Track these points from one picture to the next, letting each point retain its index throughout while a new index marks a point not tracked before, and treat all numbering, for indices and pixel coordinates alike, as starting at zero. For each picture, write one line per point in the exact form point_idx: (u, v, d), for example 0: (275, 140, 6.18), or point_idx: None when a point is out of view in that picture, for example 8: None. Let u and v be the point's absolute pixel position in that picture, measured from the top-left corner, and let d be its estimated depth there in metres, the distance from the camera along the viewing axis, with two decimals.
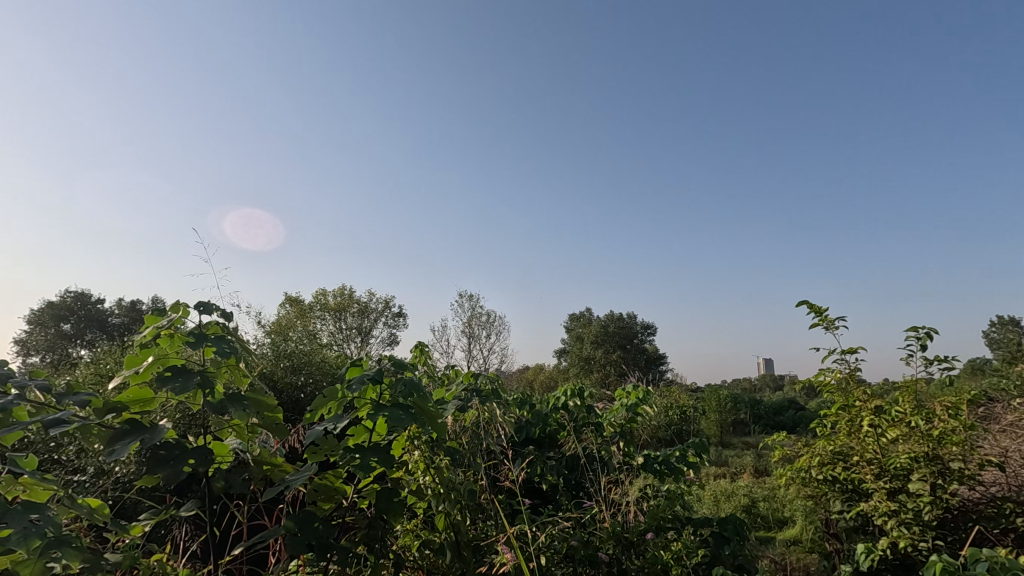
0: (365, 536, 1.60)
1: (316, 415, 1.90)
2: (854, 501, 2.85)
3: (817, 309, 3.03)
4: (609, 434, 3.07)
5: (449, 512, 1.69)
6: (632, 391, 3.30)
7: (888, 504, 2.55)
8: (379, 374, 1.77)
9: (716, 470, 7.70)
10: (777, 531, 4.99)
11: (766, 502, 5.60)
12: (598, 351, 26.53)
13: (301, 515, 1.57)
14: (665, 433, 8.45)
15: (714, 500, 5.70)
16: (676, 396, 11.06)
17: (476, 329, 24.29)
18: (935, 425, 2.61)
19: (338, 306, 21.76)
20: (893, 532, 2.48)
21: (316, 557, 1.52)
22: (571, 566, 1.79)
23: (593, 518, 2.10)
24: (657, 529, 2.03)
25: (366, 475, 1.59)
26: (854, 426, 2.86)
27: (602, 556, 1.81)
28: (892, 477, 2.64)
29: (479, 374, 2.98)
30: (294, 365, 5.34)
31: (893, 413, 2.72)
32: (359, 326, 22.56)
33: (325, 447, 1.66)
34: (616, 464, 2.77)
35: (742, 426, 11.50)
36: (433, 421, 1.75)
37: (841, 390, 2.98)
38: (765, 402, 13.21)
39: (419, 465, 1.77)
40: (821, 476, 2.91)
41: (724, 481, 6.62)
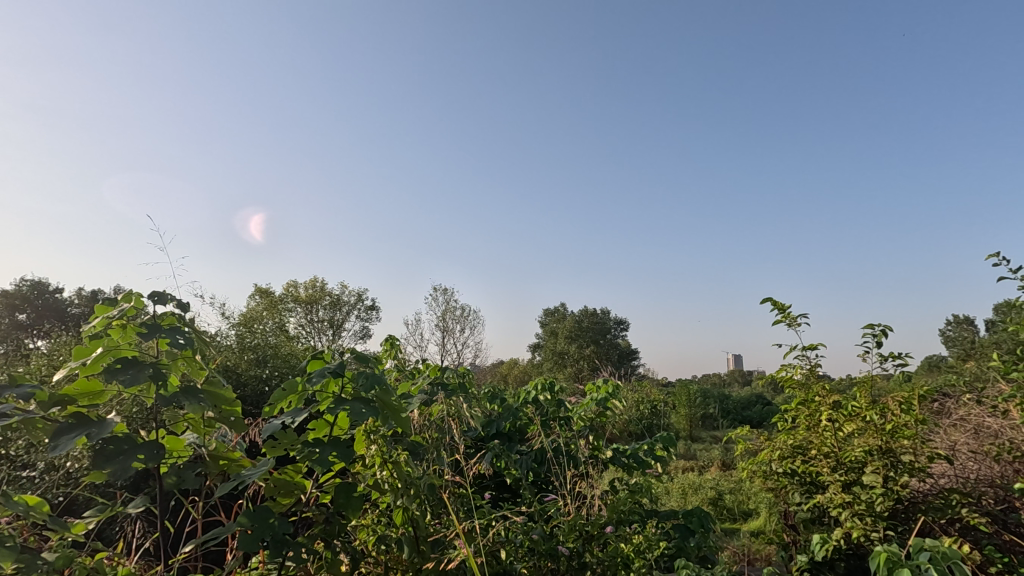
0: (323, 531, 1.58)
1: (275, 408, 1.86)
2: (812, 493, 2.93)
3: (780, 305, 3.09)
4: (578, 428, 3.10)
5: (408, 507, 1.67)
6: (602, 385, 3.32)
7: (843, 496, 2.61)
8: (341, 367, 1.74)
9: (684, 464, 7.83)
10: (742, 523, 5.12)
11: (732, 495, 5.72)
12: (571, 346, 26.70)
13: (257, 511, 1.53)
14: (637, 426, 8.56)
15: (682, 493, 5.81)
16: (647, 391, 11.22)
17: (450, 323, 24.20)
18: (889, 419, 2.71)
19: (309, 298, 21.39)
20: (847, 522, 2.54)
21: (271, 554, 1.48)
22: (532, 561, 1.79)
23: (556, 513, 2.11)
24: (618, 523, 2.05)
25: (325, 470, 1.56)
26: (813, 421, 2.94)
27: (563, 549, 1.81)
28: (847, 469, 2.72)
29: (447, 368, 2.97)
30: (260, 358, 5.21)
31: (850, 407, 2.83)
32: (330, 318, 22.23)
33: (284, 440, 1.63)
34: (584, 459, 2.79)
35: (711, 420, 11.72)
36: (396, 415, 1.73)
37: (802, 385, 3.07)
38: (733, 397, 13.50)
39: (377, 459, 1.74)
40: (782, 469, 2.98)
41: (691, 475, 6.73)
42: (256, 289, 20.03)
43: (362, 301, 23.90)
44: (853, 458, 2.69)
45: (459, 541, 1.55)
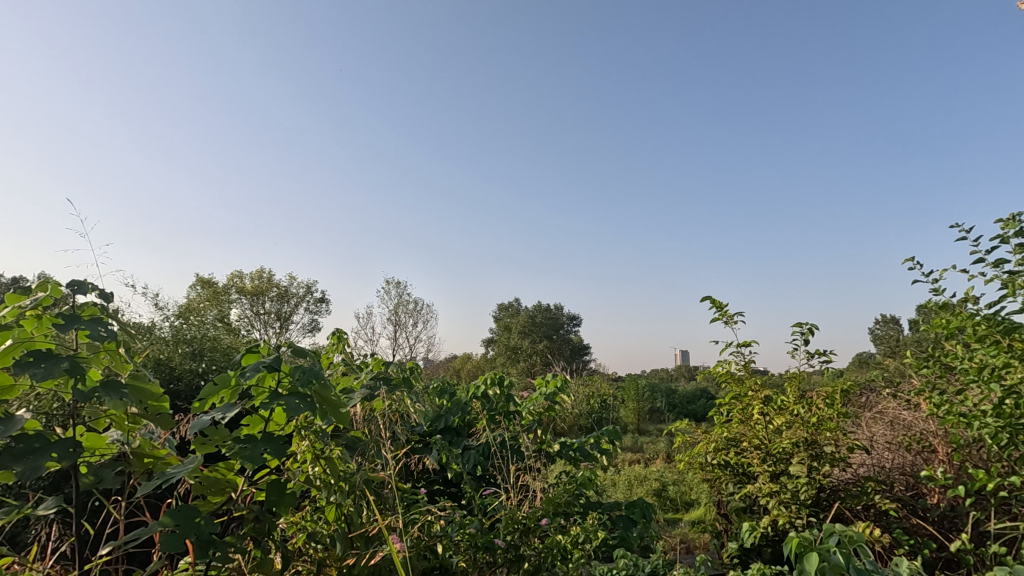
0: (252, 530, 1.54)
1: (205, 403, 1.79)
2: (743, 483, 3.06)
3: (719, 303, 3.21)
4: (528, 423, 3.16)
5: (341, 504, 1.65)
6: (550, 380, 3.35)
7: (771, 485, 2.75)
8: (277, 361, 1.69)
9: (631, 457, 8.04)
10: (683, 513, 5.32)
11: (675, 486, 5.91)
12: (525, 341, 26.82)
13: (181, 510, 1.47)
14: (587, 420, 8.73)
15: (628, 484, 5.97)
16: (597, 386, 11.46)
17: (403, 317, 23.90)
18: (814, 413, 2.87)
19: (254, 289, 20.63)
20: (774, 510, 2.68)
21: (195, 553, 1.43)
22: (467, 556, 1.80)
23: (497, 507, 2.13)
24: (554, 516, 2.08)
25: (257, 467, 1.51)
26: (746, 414, 3.08)
27: (498, 542, 1.83)
28: (776, 461, 2.86)
29: (393, 363, 2.93)
30: (195, 351, 4.98)
31: (780, 401, 2.98)
32: (277, 310, 21.52)
33: (215, 437, 1.57)
34: (528, 453, 2.81)
35: (658, 414, 12.08)
36: (334, 411, 1.70)
37: (736, 380, 3.20)
38: (680, 392, 13.96)
39: (307, 455, 1.67)
40: (716, 460, 3.10)
41: (638, 467, 6.92)
42: (196, 280, 19.11)
43: (311, 293, 23.24)
44: (781, 449, 2.83)
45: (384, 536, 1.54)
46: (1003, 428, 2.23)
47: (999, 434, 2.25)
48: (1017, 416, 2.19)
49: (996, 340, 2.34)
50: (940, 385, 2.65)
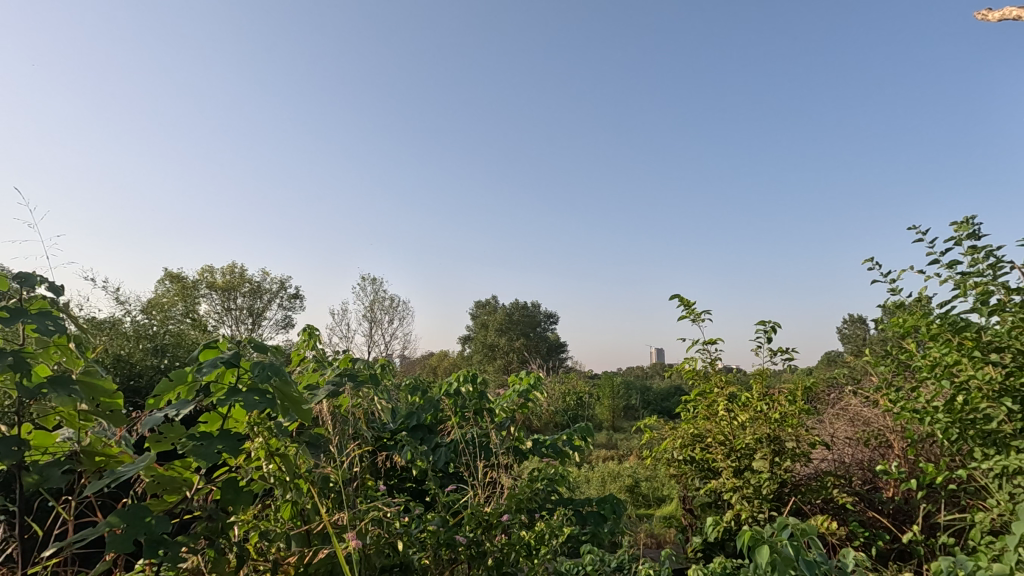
0: (206, 529, 1.52)
1: (160, 400, 1.74)
2: (709, 478, 3.12)
3: (686, 301, 3.26)
4: (501, 419, 3.15)
5: (297, 502, 1.67)
6: (523, 377, 3.36)
7: (734, 481, 2.81)
8: (236, 356, 1.65)
9: (605, 453, 8.10)
10: (655, 508, 5.38)
11: (647, 482, 5.98)
12: (501, 338, 26.79)
13: (130, 509, 1.42)
14: (563, 417, 8.77)
15: (601, 481, 6.02)
16: (572, 384, 11.53)
17: (379, 314, 23.67)
18: (777, 409, 2.93)
19: (225, 284, 20.18)
20: (737, 505, 2.73)
21: (144, 554, 1.38)
22: (426, 552, 1.80)
23: (462, 504, 2.12)
24: (518, 512, 2.08)
25: (211, 464, 1.47)
26: (711, 411, 3.12)
27: (460, 539, 1.82)
28: (739, 456, 2.92)
29: (360, 360, 2.89)
30: (158, 347, 4.85)
31: (744, 398, 3.03)
32: (249, 306, 21.10)
33: (170, 434, 1.52)
34: (496, 450, 2.80)
35: (632, 411, 12.20)
36: (296, 407, 1.66)
37: (702, 376, 3.25)
38: (654, 389, 14.13)
39: (262, 452, 1.59)
40: (683, 456, 3.14)
41: (611, 464, 6.98)
42: (164, 275, 18.62)
43: (284, 289, 22.85)
44: (744, 444, 2.89)
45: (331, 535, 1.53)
46: (952, 424, 2.31)
47: (948, 429, 2.33)
48: (966, 412, 2.28)
49: (947, 339, 2.42)
50: (897, 383, 2.72)
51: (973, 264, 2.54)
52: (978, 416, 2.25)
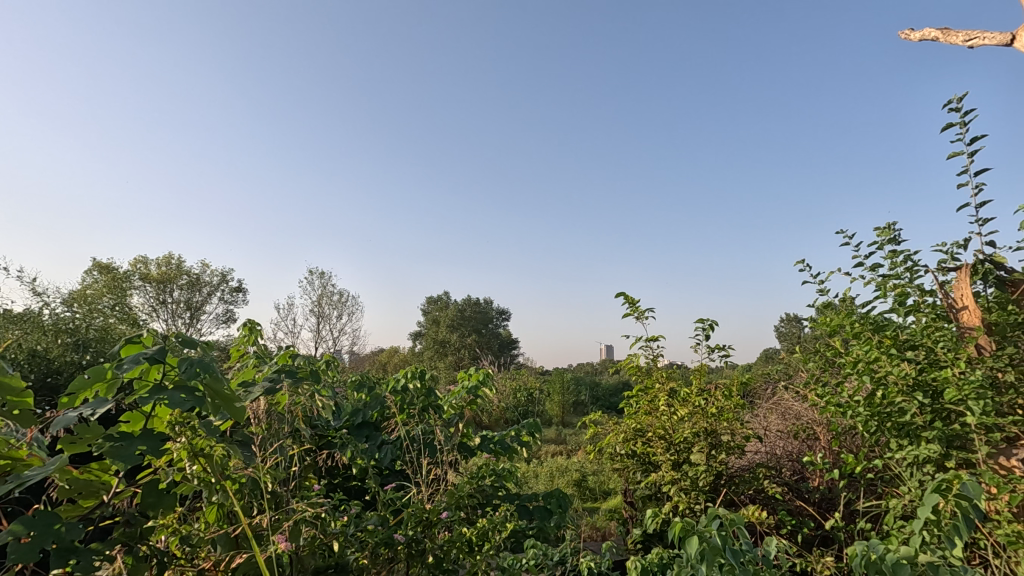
0: (123, 535, 1.43)
1: (75, 399, 1.62)
2: (649, 471, 3.20)
3: (631, 299, 3.33)
4: (449, 416, 3.13)
5: (223, 503, 1.57)
6: (473, 373, 3.34)
7: (672, 474, 2.90)
8: (161, 352, 1.57)
9: (553, 448, 8.19)
10: (601, 502, 5.49)
11: (594, 476, 6.09)
12: (454, 334, 26.62)
13: (38, 515, 1.30)
14: (512, 413, 8.81)
15: (550, 476, 6.09)
16: (523, 381, 11.62)
17: (327, 309, 23.05)
18: (714, 404, 3.04)
19: (160, 276, 19.12)
20: (675, 497, 2.83)
21: (53, 563, 1.28)
22: (363, 552, 1.76)
23: (404, 501, 2.09)
24: (459, 509, 2.07)
25: (131, 466, 1.39)
26: (652, 406, 3.21)
27: (399, 538, 1.79)
28: (677, 450, 3.01)
29: (299, 355, 2.79)
30: (79, 343, 4.54)
31: (683, 394, 3.13)
32: (187, 299, 20.08)
33: (86, 434, 1.42)
34: (442, 447, 2.78)
35: (582, 406, 12.40)
36: (228, 406, 1.58)
37: (644, 372, 3.34)
38: (604, 385, 14.43)
39: (183, 453, 1.52)
40: (625, 450, 3.21)
41: (560, 459, 7.08)
42: (91, 265, 17.45)
43: (226, 281, 21.87)
44: (682, 438, 2.98)
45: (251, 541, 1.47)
46: (871, 417, 2.46)
47: (867, 421, 2.48)
48: (883, 405, 2.43)
49: (868, 337, 2.58)
50: (823, 378, 2.88)
51: (892, 267, 2.72)
52: (894, 409, 2.40)
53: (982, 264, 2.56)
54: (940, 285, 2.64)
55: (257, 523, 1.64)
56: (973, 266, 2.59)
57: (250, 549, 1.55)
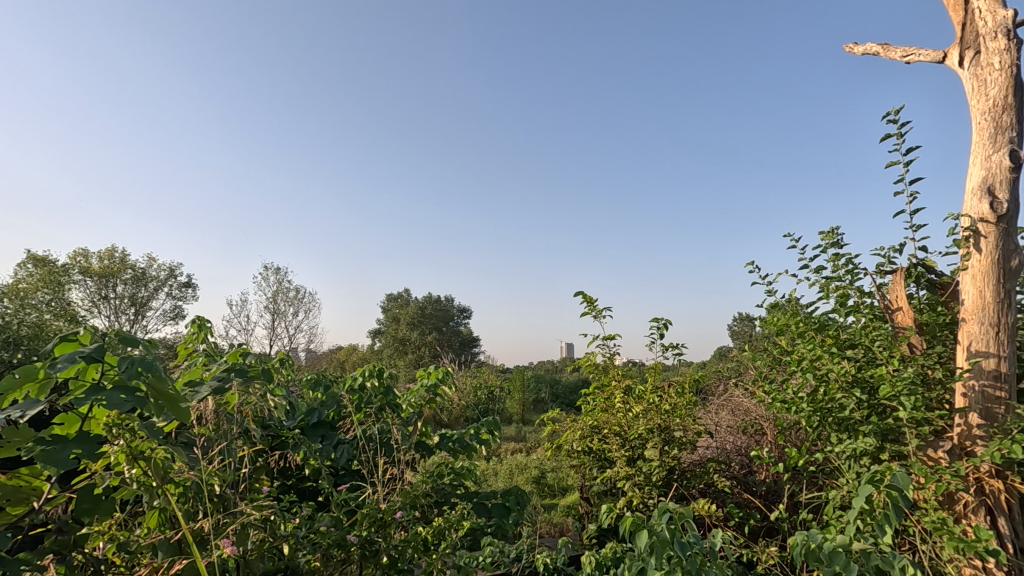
0: (54, 544, 1.40)
1: (2, 400, 1.52)
2: (605, 467, 3.26)
3: (588, 298, 3.38)
4: (407, 415, 3.09)
5: (164, 507, 1.49)
6: (432, 371, 3.31)
7: (627, 469, 2.96)
8: (99, 351, 1.50)
9: (513, 446, 8.23)
10: (559, 498, 5.55)
11: (553, 472, 6.14)
12: (414, 332, 26.35)
13: None
14: (472, 411, 8.79)
15: (509, 474, 6.11)
16: (483, 379, 11.60)
17: (283, 306, 22.43)
18: (668, 401, 3.12)
19: (102, 270, 18.16)
20: (629, 492, 2.89)
21: None
22: (316, 554, 1.72)
23: (359, 501, 2.06)
24: (415, 508, 2.05)
25: (64, 469, 1.33)
26: (608, 403, 3.27)
27: (352, 539, 1.77)
28: (632, 446, 3.08)
29: (250, 353, 2.71)
30: (10, 341, 4.27)
31: (638, 391, 3.20)
32: (132, 295, 19.16)
33: (13, 437, 1.32)
34: (399, 446, 2.75)
35: (541, 404, 12.49)
36: (173, 407, 1.51)
37: (601, 369, 3.39)
38: (563, 383, 14.58)
39: (121, 457, 1.41)
40: (582, 447, 3.26)
41: (519, 457, 7.11)
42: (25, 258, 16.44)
43: (174, 276, 20.98)
44: (637, 434, 3.04)
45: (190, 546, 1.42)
46: (814, 413, 2.57)
47: (810, 417, 2.59)
48: (825, 401, 2.54)
49: (812, 336, 2.70)
50: (771, 376, 2.99)
51: (835, 269, 2.85)
52: (834, 405, 2.51)
53: (915, 268, 2.71)
54: (877, 288, 2.79)
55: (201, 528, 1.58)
56: (907, 269, 2.74)
57: (190, 555, 1.48)
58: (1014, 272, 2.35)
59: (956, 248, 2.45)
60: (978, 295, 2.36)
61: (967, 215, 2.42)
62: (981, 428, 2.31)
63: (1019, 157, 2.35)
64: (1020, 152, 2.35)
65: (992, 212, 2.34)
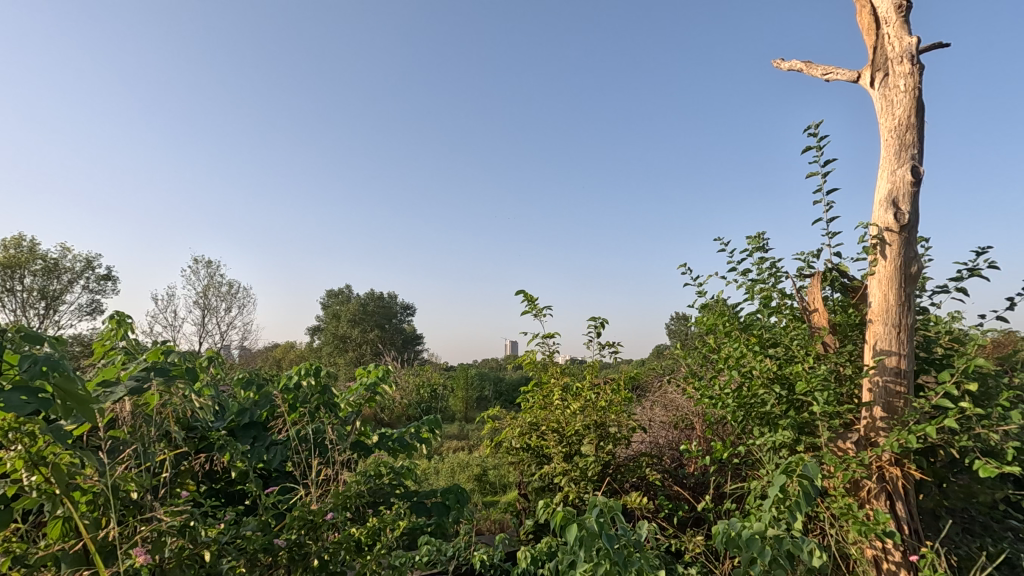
0: None
1: None
2: (543, 464, 3.31)
3: (529, 296, 3.42)
4: (345, 415, 3.03)
5: (69, 516, 1.40)
6: (372, 369, 3.24)
7: (564, 465, 3.03)
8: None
9: (455, 444, 8.20)
10: (500, 495, 5.58)
11: (494, 470, 6.17)
12: (355, 329, 25.73)
13: None
14: (415, 410, 8.69)
15: (450, 472, 6.09)
16: (426, 377, 11.50)
17: (214, 301, 21.34)
18: (604, 398, 3.21)
19: (8, 260, 16.64)
20: (566, 487, 2.96)
21: None
22: (241, 559, 1.66)
23: (289, 504, 2.00)
24: (348, 509, 2.01)
25: None
26: (546, 399, 3.33)
27: (279, 543, 1.72)
28: (569, 442, 3.14)
29: (174, 351, 2.57)
30: None
31: (576, 388, 3.27)
32: (42, 287, 17.66)
33: None
34: (334, 446, 2.68)
35: (485, 401, 12.51)
36: (84, 409, 1.39)
37: (540, 366, 3.44)
38: (507, 380, 14.66)
39: (20, 463, 1.33)
40: (520, 444, 3.30)
41: (461, 454, 7.11)
42: None
43: (93, 267, 19.50)
44: (574, 431, 3.11)
45: (94, 556, 1.35)
46: (738, 408, 2.73)
47: (735, 412, 2.74)
48: (749, 397, 2.69)
49: (737, 335, 2.85)
50: (700, 372, 3.14)
51: (760, 272, 3.02)
52: (757, 400, 2.67)
53: (830, 272, 2.91)
54: (797, 290, 2.97)
55: (112, 536, 1.49)
56: (824, 273, 2.94)
57: (95, 566, 1.39)
58: (913, 278, 2.57)
59: (865, 255, 2.65)
60: (883, 299, 2.57)
61: (875, 224, 2.62)
62: (884, 420, 2.52)
63: (919, 173, 2.57)
64: (920, 167, 2.57)
65: (896, 222, 2.55)
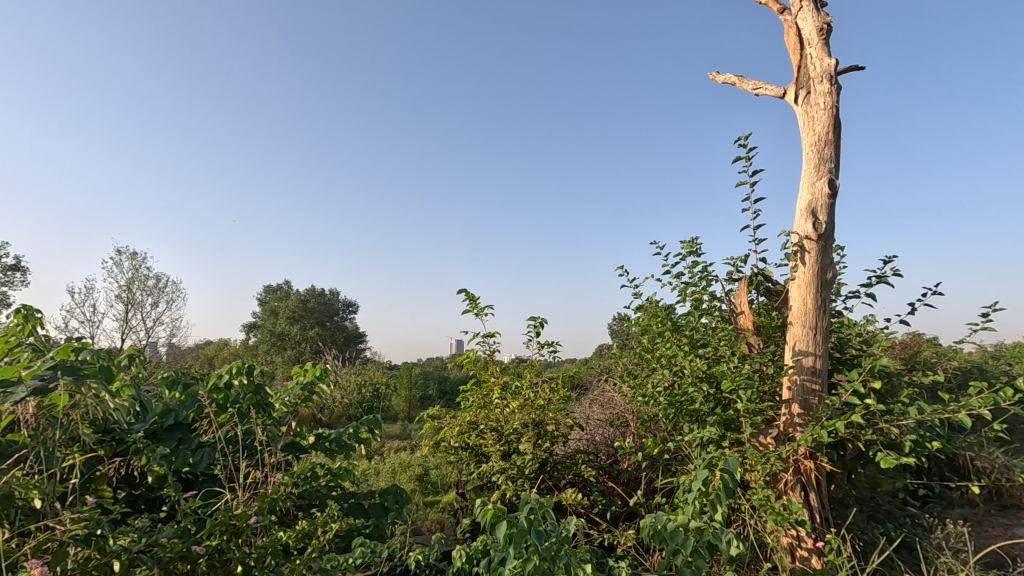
0: None
1: None
2: (481, 462, 3.32)
3: (471, 295, 3.42)
4: (278, 415, 2.93)
5: None
6: (309, 368, 3.13)
7: (502, 463, 3.05)
8: None
9: (397, 444, 8.08)
10: (441, 495, 5.55)
11: (436, 470, 6.13)
12: (294, 326, 24.86)
13: None
14: (355, 410, 8.49)
15: (390, 472, 5.99)
16: (368, 376, 11.25)
17: (140, 295, 20.07)
18: (543, 397, 3.25)
19: None
20: (503, 485, 2.99)
21: None
22: (155, 569, 1.57)
23: (212, 508, 1.92)
24: (275, 513, 1.95)
25: None
26: (484, 397, 3.34)
27: (198, 550, 1.64)
28: (508, 440, 3.17)
29: (89, 348, 2.40)
30: None
31: (515, 387, 3.30)
32: None
33: None
34: (264, 448, 2.59)
35: (428, 400, 12.39)
36: None
37: (481, 365, 3.45)
38: (451, 379, 14.56)
39: None
40: (459, 443, 3.30)
41: (402, 454, 7.01)
42: None
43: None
44: (513, 429, 3.15)
45: None
46: (669, 405, 2.84)
47: (666, 409, 2.85)
48: (679, 395, 2.80)
49: (670, 336, 2.96)
50: (635, 371, 3.24)
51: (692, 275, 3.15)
52: (687, 398, 2.78)
53: (756, 276, 3.08)
54: (726, 292, 3.12)
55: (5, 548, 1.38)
56: (750, 277, 3.10)
57: None
58: (829, 284, 2.75)
59: (787, 261, 2.81)
60: (802, 302, 2.74)
61: (796, 232, 2.79)
62: (800, 416, 2.68)
63: (835, 185, 2.76)
64: (836, 180, 2.76)
65: (814, 231, 2.73)
